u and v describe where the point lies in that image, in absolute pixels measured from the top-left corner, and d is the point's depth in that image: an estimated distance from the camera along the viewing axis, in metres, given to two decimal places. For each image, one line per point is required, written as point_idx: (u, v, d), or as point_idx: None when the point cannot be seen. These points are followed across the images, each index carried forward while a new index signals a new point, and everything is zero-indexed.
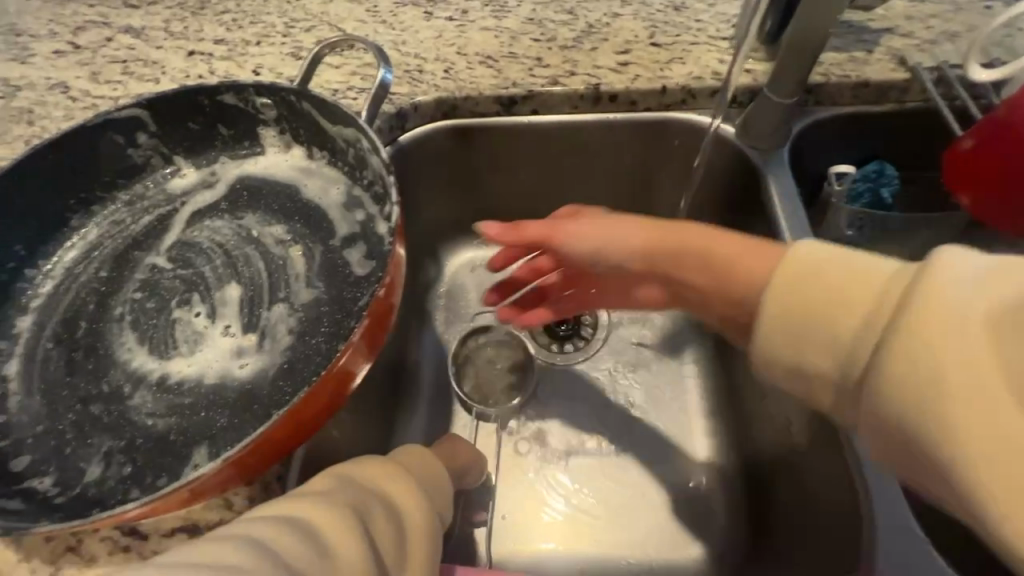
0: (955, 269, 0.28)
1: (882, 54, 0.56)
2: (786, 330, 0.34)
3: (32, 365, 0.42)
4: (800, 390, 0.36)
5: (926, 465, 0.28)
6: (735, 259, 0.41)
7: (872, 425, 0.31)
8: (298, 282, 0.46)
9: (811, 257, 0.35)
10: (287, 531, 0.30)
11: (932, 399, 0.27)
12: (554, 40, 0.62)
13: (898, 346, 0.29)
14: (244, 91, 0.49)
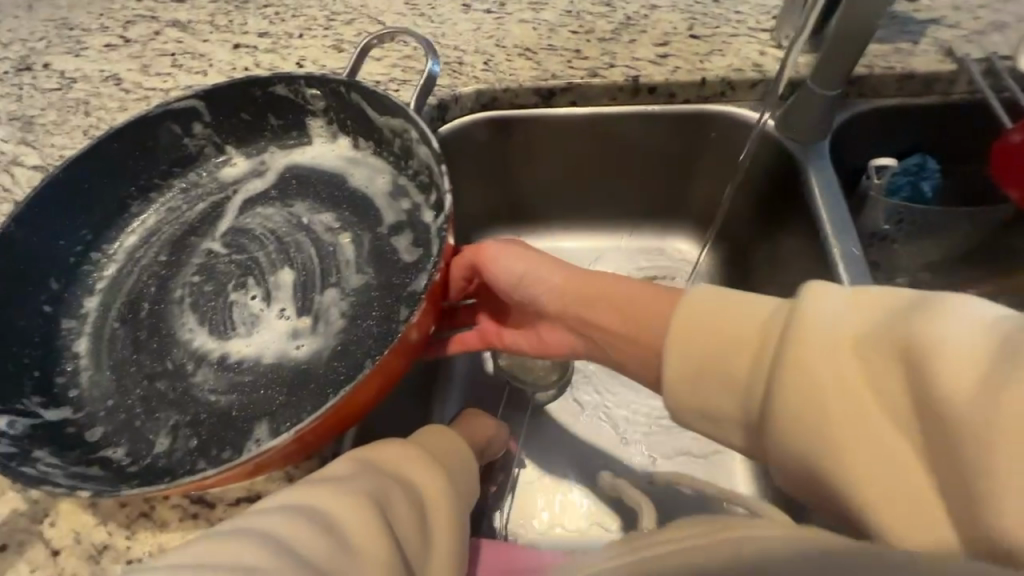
0: (820, 302, 0.30)
1: (928, 45, 0.56)
2: (689, 373, 0.35)
3: (101, 343, 0.45)
4: (716, 433, 0.36)
5: (833, 501, 0.28)
6: (645, 306, 0.41)
7: (777, 462, 0.31)
8: (348, 268, 0.47)
9: (704, 300, 0.36)
10: (301, 523, 0.29)
11: (818, 433, 0.28)
12: (592, 33, 0.62)
13: (779, 379, 0.30)
14: (296, 82, 0.50)
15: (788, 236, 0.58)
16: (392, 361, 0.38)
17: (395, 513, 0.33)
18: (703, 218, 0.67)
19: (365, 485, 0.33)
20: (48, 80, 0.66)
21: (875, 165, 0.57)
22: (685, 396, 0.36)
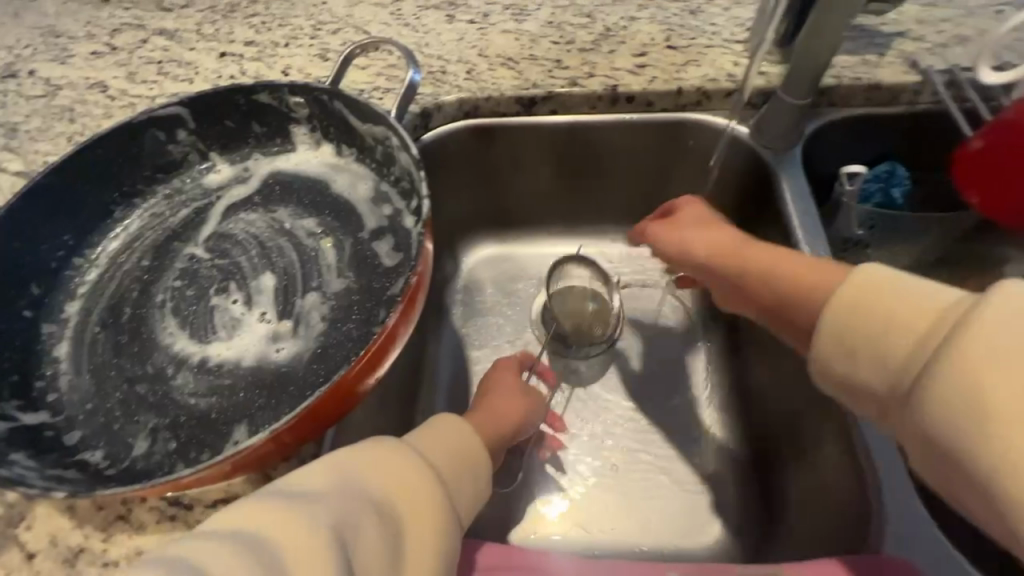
0: (1012, 302, 0.30)
1: (894, 57, 0.58)
2: (839, 341, 0.36)
3: (81, 348, 0.45)
4: (850, 401, 0.37)
5: (968, 483, 0.30)
6: (799, 272, 0.41)
7: (916, 439, 0.33)
8: (329, 272, 0.48)
9: (875, 278, 0.36)
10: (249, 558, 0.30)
11: (970, 418, 0.29)
12: (573, 43, 0.64)
13: (946, 365, 0.30)
14: (278, 90, 0.51)
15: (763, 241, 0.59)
16: (371, 360, 0.39)
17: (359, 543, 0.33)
18: None
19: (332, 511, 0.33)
20: (33, 87, 0.66)
21: (846, 173, 0.58)
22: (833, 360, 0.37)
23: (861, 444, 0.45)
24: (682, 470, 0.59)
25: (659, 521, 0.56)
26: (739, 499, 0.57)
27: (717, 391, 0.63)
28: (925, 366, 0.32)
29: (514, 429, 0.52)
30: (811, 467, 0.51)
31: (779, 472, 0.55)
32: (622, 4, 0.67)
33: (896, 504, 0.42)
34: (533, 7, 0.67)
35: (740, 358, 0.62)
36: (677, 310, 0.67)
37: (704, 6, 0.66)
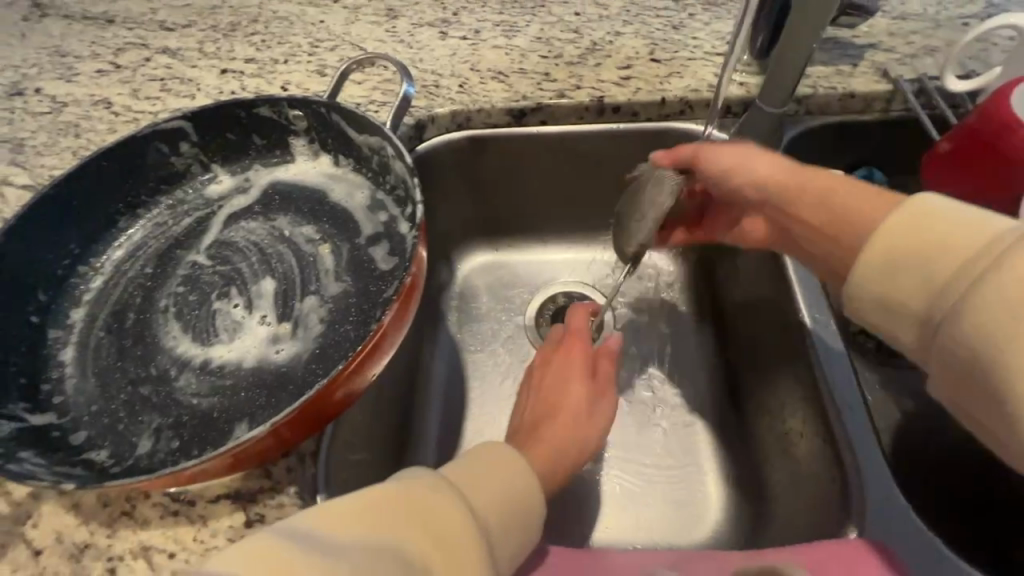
0: None
1: (867, 67, 0.61)
2: (885, 267, 0.39)
3: (86, 352, 0.46)
4: (886, 324, 0.41)
5: (994, 396, 0.34)
6: (858, 201, 0.44)
7: (945, 358, 0.36)
8: (327, 277, 0.50)
9: (930, 208, 0.39)
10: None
11: (1005, 338, 0.32)
12: (561, 57, 0.66)
13: (987, 293, 0.34)
14: (278, 103, 0.54)
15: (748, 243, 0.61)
16: (370, 355, 0.41)
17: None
18: None
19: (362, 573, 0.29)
20: (39, 104, 0.68)
21: None
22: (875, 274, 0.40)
23: (840, 433, 0.46)
24: (677, 467, 0.59)
25: (653, 517, 0.56)
26: (731, 495, 0.57)
27: (705, 389, 0.64)
28: (967, 292, 0.35)
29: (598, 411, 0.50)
30: (796, 461, 0.51)
31: (768, 467, 0.55)
32: (608, 20, 0.70)
33: (876, 489, 0.43)
34: (523, 24, 0.70)
35: (728, 357, 0.64)
36: (668, 310, 0.68)
37: (685, 21, 0.69)
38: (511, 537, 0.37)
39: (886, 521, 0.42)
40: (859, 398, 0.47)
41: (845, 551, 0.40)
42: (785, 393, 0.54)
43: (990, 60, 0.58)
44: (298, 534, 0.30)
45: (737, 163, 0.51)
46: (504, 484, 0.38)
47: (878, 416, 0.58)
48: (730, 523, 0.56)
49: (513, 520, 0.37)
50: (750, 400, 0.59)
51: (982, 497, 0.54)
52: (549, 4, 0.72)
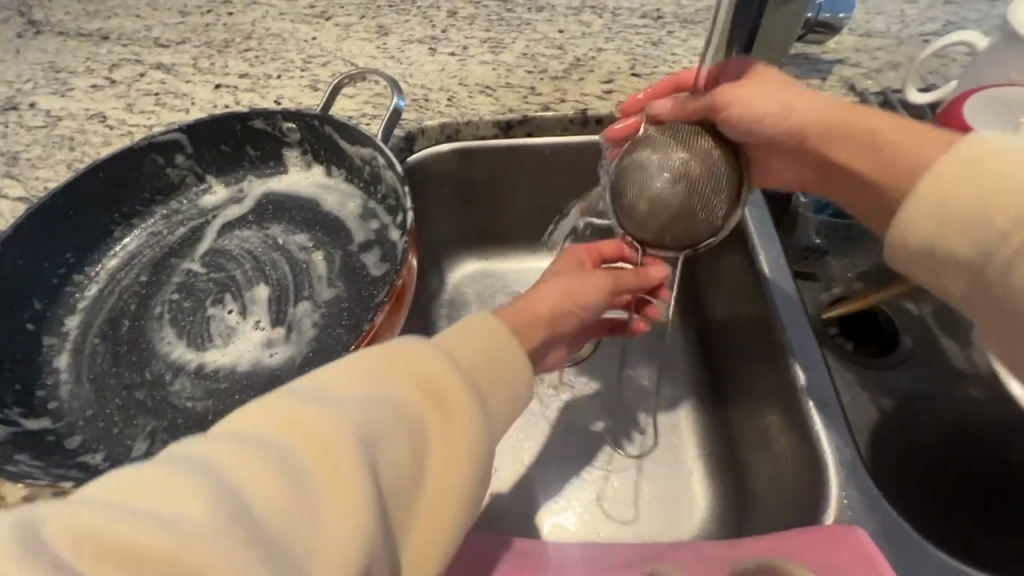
0: None
1: (835, 81, 0.64)
2: (938, 217, 0.37)
3: (81, 358, 0.48)
4: (923, 272, 0.40)
5: None
6: (897, 139, 0.41)
7: (996, 304, 0.37)
8: (320, 283, 0.52)
9: (978, 149, 0.37)
10: (277, 472, 0.26)
11: None
12: (546, 72, 0.69)
13: None
14: (273, 116, 0.55)
15: (726, 248, 0.64)
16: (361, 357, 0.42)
17: (389, 459, 0.30)
18: None
19: (363, 417, 0.30)
20: (34, 118, 0.69)
21: None
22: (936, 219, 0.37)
23: (813, 426, 0.48)
24: (664, 467, 0.61)
25: (643, 518, 0.58)
26: (714, 491, 0.59)
27: (688, 391, 0.66)
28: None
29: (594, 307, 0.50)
30: (774, 456, 0.53)
31: (750, 463, 0.57)
32: (590, 37, 0.73)
33: (850, 481, 0.45)
34: (509, 40, 0.73)
35: (710, 359, 0.66)
36: (654, 316, 0.71)
37: (664, 38, 0.73)
38: (505, 393, 0.36)
39: (860, 510, 0.43)
40: (830, 392, 0.49)
41: (817, 537, 0.40)
42: (763, 392, 0.56)
43: (948, 75, 0.62)
44: (298, 392, 0.30)
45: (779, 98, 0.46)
46: (488, 342, 0.37)
47: (855, 415, 0.60)
48: (713, 516, 0.58)
49: (508, 376, 0.37)
50: (730, 399, 0.61)
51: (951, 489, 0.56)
52: (534, 22, 0.75)
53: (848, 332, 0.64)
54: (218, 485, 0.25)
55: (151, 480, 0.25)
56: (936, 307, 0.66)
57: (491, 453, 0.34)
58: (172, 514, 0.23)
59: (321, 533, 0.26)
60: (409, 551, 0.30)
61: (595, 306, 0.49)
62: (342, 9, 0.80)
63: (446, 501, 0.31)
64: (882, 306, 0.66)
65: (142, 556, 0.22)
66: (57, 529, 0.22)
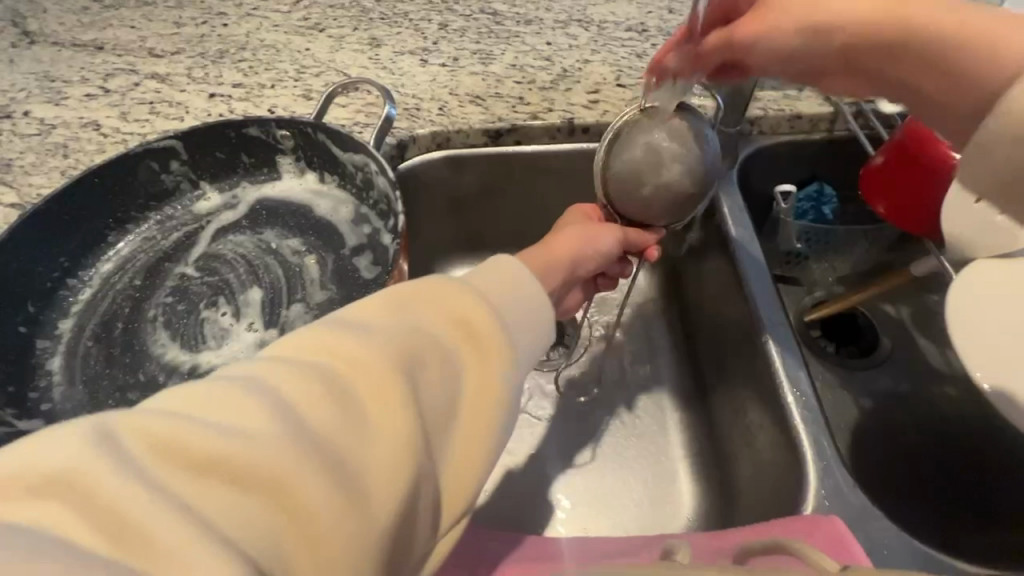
0: None
1: (811, 92, 0.67)
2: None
3: (74, 360, 0.48)
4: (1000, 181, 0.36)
5: None
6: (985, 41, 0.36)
7: None
8: (313, 286, 0.54)
9: None
10: (324, 389, 0.28)
11: None
12: (534, 83, 0.71)
13: None
14: (267, 124, 0.57)
15: (709, 251, 0.66)
16: None
17: (426, 383, 0.31)
18: None
19: (398, 343, 0.31)
20: (28, 126, 0.70)
21: (779, 193, 0.65)
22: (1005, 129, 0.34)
23: (791, 420, 0.50)
24: (651, 467, 0.62)
25: (630, 516, 0.59)
26: (701, 489, 0.61)
27: (675, 392, 0.68)
28: None
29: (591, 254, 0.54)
30: (756, 453, 0.55)
31: (735, 460, 0.58)
32: (577, 49, 0.75)
33: (826, 474, 0.46)
34: (498, 52, 0.75)
35: (694, 361, 0.68)
36: (640, 320, 0.73)
37: (648, 50, 0.75)
38: (527, 330, 0.38)
39: (835, 502, 0.45)
40: (809, 389, 0.51)
41: (801, 522, 0.42)
42: (744, 391, 0.58)
43: None
44: (338, 323, 0.32)
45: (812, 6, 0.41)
46: (508, 286, 0.39)
47: (837, 414, 0.61)
48: (700, 512, 0.60)
49: (528, 317, 0.38)
50: (714, 399, 0.63)
51: (940, 484, 0.57)
52: (522, 35, 0.78)
53: (829, 334, 0.66)
54: (272, 398, 0.27)
55: (212, 394, 0.27)
56: (913, 310, 0.68)
57: (518, 383, 0.35)
58: (234, 421, 0.25)
59: (367, 444, 0.27)
60: (449, 472, 0.31)
61: (611, 253, 0.55)
62: (335, 21, 0.82)
63: (481, 427, 0.33)
64: (861, 308, 0.68)
65: (210, 457, 0.24)
66: (133, 433, 0.24)
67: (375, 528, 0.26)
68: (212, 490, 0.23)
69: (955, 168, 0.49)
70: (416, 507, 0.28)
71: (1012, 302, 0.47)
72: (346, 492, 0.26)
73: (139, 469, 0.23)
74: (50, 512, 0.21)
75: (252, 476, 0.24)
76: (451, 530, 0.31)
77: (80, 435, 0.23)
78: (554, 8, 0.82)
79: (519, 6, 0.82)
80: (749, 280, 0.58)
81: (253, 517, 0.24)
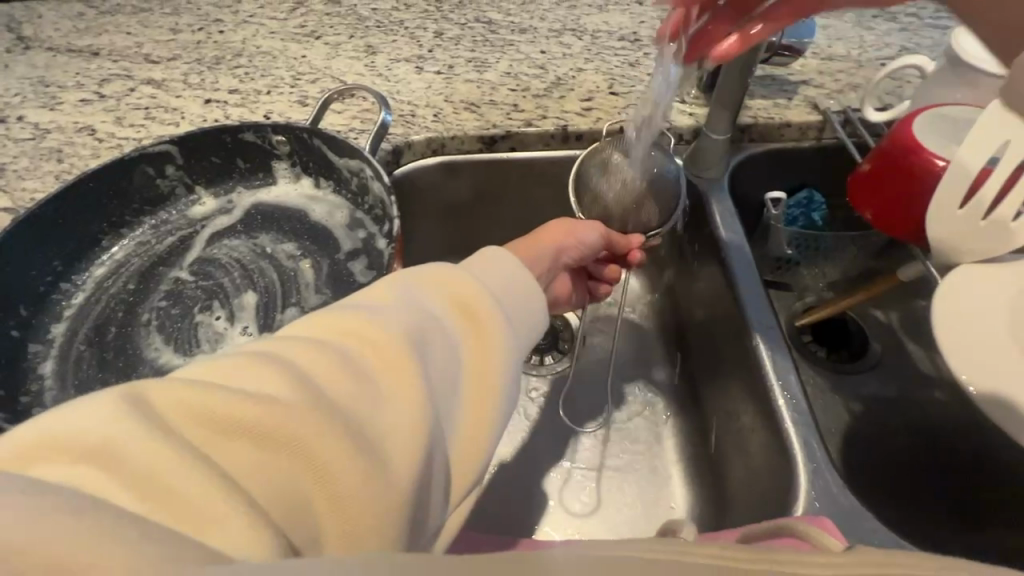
0: None
1: (800, 101, 0.68)
2: None
3: (67, 363, 0.48)
4: None
5: None
6: None
7: None
8: (307, 290, 0.54)
9: None
10: (340, 363, 0.29)
11: None
12: (528, 90, 0.72)
13: None
14: (263, 130, 0.57)
15: (701, 256, 0.67)
16: None
17: (433, 359, 0.33)
18: None
19: (406, 323, 0.33)
20: (22, 130, 0.70)
21: (769, 200, 0.66)
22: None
23: (780, 421, 0.50)
24: (644, 472, 0.63)
25: (623, 520, 0.59)
26: (694, 494, 0.61)
27: (668, 396, 0.68)
28: None
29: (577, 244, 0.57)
30: (747, 456, 0.55)
31: (727, 464, 0.58)
32: (571, 57, 0.76)
33: (817, 474, 0.47)
34: (493, 60, 0.76)
35: (687, 365, 0.68)
36: (633, 326, 0.74)
37: (641, 59, 0.77)
38: (529, 312, 0.39)
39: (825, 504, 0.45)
40: (799, 388, 0.52)
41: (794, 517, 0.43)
42: (736, 394, 0.58)
43: (903, 96, 0.67)
44: (349, 306, 0.34)
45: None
46: (510, 267, 0.40)
47: (827, 418, 0.62)
48: (694, 517, 0.60)
49: (530, 298, 0.40)
50: (707, 401, 0.64)
51: (930, 486, 0.57)
52: (517, 43, 0.79)
53: (821, 339, 0.67)
54: (293, 370, 0.28)
55: (234, 368, 0.28)
56: (902, 315, 0.69)
57: (520, 363, 0.37)
58: (258, 390, 0.27)
59: (382, 413, 0.29)
60: (458, 445, 0.33)
61: (592, 246, 0.58)
62: (331, 29, 0.83)
63: (486, 403, 0.34)
64: (851, 314, 0.69)
65: (238, 422, 0.25)
66: (162, 401, 0.25)
67: (393, 491, 0.27)
68: (239, 452, 0.25)
69: (940, 176, 0.50)
70: (429, 474, 0.30)
71: (996, 305, 0.48)
72: (364, 455, 0.27)
73: (170, 432, 0.24)
74: (83, 473, 0.22)
75: (275, 440, 0.26)
76: (460, 502, 0.33)
77: (114, 403, 0.24)
78: (548, 17, 0.83)
79: (513, 15, 0.83)
80: (740, 284, 0.59)
81: (277, 478, 0.25)
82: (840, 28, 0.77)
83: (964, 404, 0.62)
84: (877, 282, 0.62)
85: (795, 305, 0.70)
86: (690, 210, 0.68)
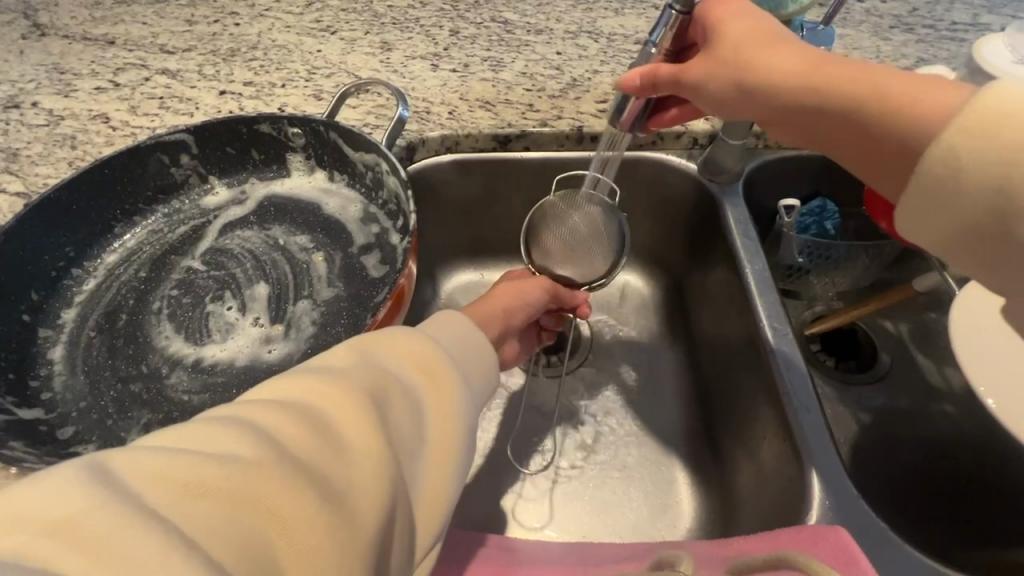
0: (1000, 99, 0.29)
1: None
2: (945, 158, 0.31)
3: (77, 351, 0.48)
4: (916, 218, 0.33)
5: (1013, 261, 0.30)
6: (874, 88, 0.35)
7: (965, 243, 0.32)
8: (320, 282, 0.54)
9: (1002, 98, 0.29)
10: (299, 420, 0.29)
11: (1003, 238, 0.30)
12: (543, 90, 0.72)
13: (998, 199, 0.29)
14: (278, 121, 0.57)
15: (715, 266, 0.66)
16: None
17: (395, 418, 0.33)
18: (645, 250, 0.76)
19: (367, 380, 0.33)
20: (36, 117, 0.70)
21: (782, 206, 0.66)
22: (947, 146, 0.30)
23: (794, 437, 0.50)
24: (651, 475, 0.62)
25: (628, 525, 0.59)
26: (702, 498, 0.61)
27: (677, 400, 0.68)
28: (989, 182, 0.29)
29: (523, 304, 0.55)
30: (756, 464, 0.55)
31: (737, 473, 0.58)
32: (588, 59, 0.76)
33: (825, 489, 0.46)
34: (509, 59, 0.76)
35: (698, 373, 0.68)
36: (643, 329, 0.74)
37: None
38: (477, 367, 0.40)
39: (838, 515, 0.45)
40: (810, 402, 0.51)
41: (799, 537, 0.42)
42: (751, 409, 0.57)
43: None
44: (314, 371, 0.33)
45: (749, 50, 0.40)
46: (466, 334, 0.42)
47: (836, 428, 0.61)
48: (701, 523, 0.59)
49: (481, 359, 0.41)
50: (719, 409, 0.63)
51: (941, 501, 0.57)
52: (533, 44, 0.79)
53: (829, 348, 0.67)
54: (254, 431, 0.28)
55: (203, 432, 0.27)
56: (913, 326, 0.68)
57: (472, 434, 0.37)
58: (223, 450, 0.26)
59: (346, 469, 0.28)
60: (419, 501, 0.33)
61: (540, 305, 0.58)
62: (347, 24, 0.83)
63: (445, 457, 0.34)
64: (862, 324, 0.68)
65: (204, 487, 0.24)
66: (128, 467, 0.24)
67: (360, 545, 0.27)
68: (205, 514, 0.24)
69: None
70: (391, 530, 0.30)
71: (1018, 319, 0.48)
72: (331, 509, 0.27)
73: (134, 497, 0.23)
74: (55, 546, 0.20)
75: (241, 499, 0.25)
76: (424, 556, 0.33)
77: (86, 480, 0.23)
78: (564, 19, 0.83)
79: (529, 16, 0.83)
80: (759, 301, 0.58)
81: (243, 538, 0.24)
82: (857, 37, 0.77)
83: (974, 417, 0.61)
84: (889, 293, 0.62)
85: (804, 313, 0.70)
86: (704, 214, 0.68)
